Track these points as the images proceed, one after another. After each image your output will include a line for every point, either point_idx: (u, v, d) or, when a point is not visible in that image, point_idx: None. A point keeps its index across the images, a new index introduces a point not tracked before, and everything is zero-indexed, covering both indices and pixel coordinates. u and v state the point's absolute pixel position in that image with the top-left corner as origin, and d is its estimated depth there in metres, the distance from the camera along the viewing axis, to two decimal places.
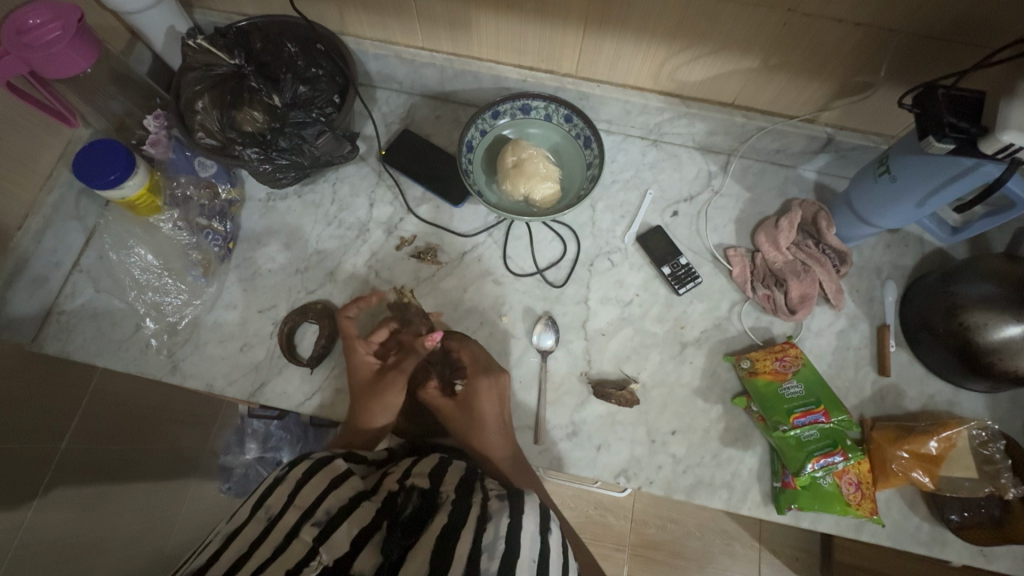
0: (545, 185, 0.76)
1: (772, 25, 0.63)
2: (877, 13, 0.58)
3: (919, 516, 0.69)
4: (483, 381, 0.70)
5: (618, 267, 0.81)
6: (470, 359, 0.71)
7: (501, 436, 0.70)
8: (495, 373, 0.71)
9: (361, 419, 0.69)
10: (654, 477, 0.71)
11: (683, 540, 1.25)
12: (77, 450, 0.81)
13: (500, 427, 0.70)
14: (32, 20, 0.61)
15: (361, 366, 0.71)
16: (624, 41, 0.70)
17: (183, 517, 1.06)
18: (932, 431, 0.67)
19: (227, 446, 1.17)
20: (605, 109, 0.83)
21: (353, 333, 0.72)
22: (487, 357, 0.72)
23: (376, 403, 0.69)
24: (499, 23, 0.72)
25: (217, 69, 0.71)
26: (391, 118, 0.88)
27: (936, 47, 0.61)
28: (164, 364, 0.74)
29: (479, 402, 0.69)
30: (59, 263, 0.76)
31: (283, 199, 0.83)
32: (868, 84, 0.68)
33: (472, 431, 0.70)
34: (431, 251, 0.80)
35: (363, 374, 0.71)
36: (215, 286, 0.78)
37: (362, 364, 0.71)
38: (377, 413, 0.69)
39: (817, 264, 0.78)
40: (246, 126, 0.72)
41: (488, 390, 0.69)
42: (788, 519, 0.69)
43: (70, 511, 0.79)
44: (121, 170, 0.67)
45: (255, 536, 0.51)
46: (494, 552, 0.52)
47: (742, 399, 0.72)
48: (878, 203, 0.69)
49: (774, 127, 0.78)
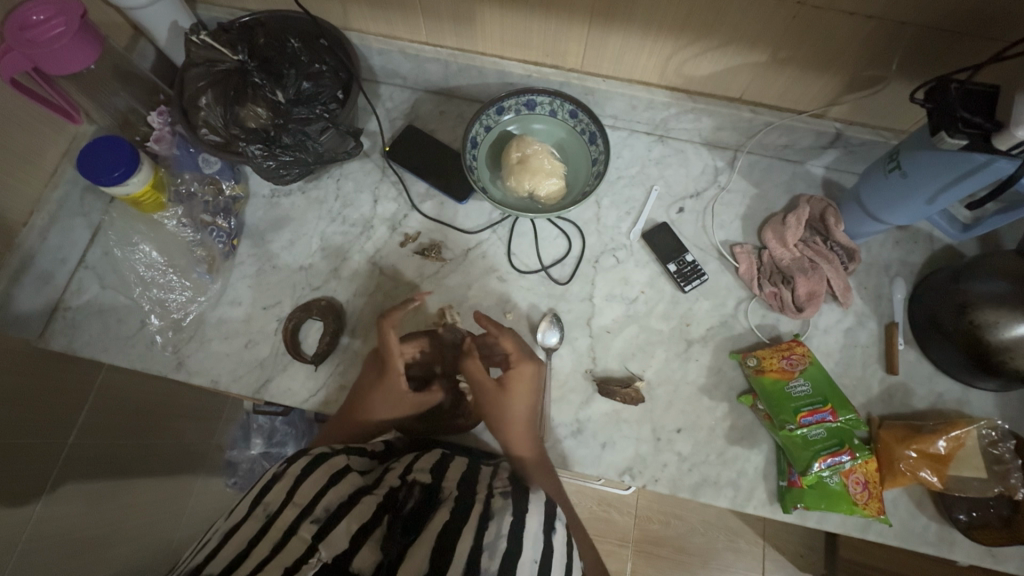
0: (551, 181, 0.75)
1: (781, 19, 0.62)
2: (888, 6, 0.57)
3: (926, 515, 0.69)
4: (527, 365, 0.69)
5: (624, 264, 0.80)
6: (512, 347, 0.69)
7: (527, 435, 0.68)
8: (537, 361, 0.70)
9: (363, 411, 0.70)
10: (658, 476, 0.70)
11: (687, 536, 1.25)
12: (86, 445, 0.81)
13: (530, 425, 0.69)
14: (37, 17, 0.60)
15: (398, 381, 0.68)
16: (631, 36, 0.69)
17: (190, 512, 1.07)
18: (941, 430, 0.67)
19: (233, 441, 1.18)
20: (610, 104, 0.82)
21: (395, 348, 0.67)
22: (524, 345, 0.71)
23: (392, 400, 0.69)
24: (504, 17, 0.71)
25: (220, 65, 0.71)
26: (396, 113, 0.87)
27: (950, 39, 0.60)
28: (169, 361, 0.75)
29: (515, 393, 0.68)
30: (65, 260, 0.76)
31: (287, 195, 0.83)
32: (879, 78, 0.67)
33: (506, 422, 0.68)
34: (435, 248, 0.80)
35: (398, 388, 0.69)
36: (220, 282, 0.78)
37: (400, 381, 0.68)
38: (376, 408, 0.70)
39: (826, 261, 0.77)
40: (250, 123, 0.71)
41: (527, 378, 0.69)
42: (793, 518, 0.69)
43: (78, 505, 0.80)
44: (125, 166, 0.67)
45: (252, 533, 0.51)
46: (496, 550, 0.52)
47: (748, 396, 0.72)
48: (887, 200, 0.69)
49: (783, 123, 0.77)
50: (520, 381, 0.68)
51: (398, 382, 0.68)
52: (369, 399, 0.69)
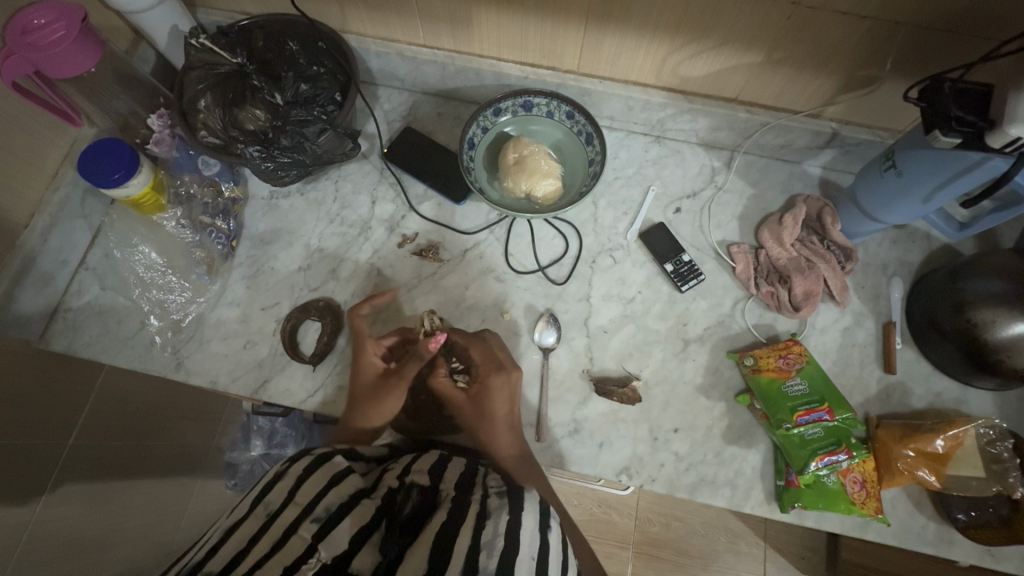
0: (547, 181, 0.76)
1: (775, 19, 0.62)
2: (882, 5, 0.57)
3: (925, 515, 0.68)
4: (496, 377, 0.70)
5: (620, 264, 0.80)
6: (481, 357, 0.71)
7: (508, 436, 0.69)
8: (507, 369, 0.70)
9: (355, 417, 0.70)
10: (656, 475, 0.70)
11: (688, 538, 1.24)
12: (86, 446, 0.82)
13: (510, 426, 0.70)
14: (37, 21, 0.61)
15: (367, 364, 0.70)
16: (625, 37, 0.70)
17: (190, 513, 1.08)
18: (939, 429, 0.67)
19: (233, 443, 1.19)
20: (607, 105, 0.82)
21: (365, 332, 0.71)
22: (506, 353, 0.72)
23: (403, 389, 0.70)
24: (500, 21, 0.72)
25: (219, 68, 0.72)
26: (393, 115, 0.88)
27: (944, 39, 0.60)
28: (168, 361, 0.75)
29: (490, 400, 0.69)
30: (66, 261, 0.76)
31: (286, 197, 0.83)
32: (874, 78, 0.68)
33: (480, 424, 0.70)
34: (433, 249, 0.80)
35: (368, 375, 0.70)
36: (219, 283, 0.79)
37: (369, 364, 0.70)
38: (376, 414, 0.70)
39: (823, 260, 0.77)
40: (248, 124, 0.72)
41: (499, 387, 0.70)
42: (792, 518, 0.69)
43: (78, 506, 0.81)
44: (125, 169, 0.68)
45: (253, 532, 0.52)
46: (493, 549, 0.52)
47: (746, 396, 0.72)
48: (884, 199, 0.68)
49: (779, 123, 0.77)
50: (497, 392, 0.70)
51: (367, 366, 0.70)
52: (358, 400, 0.70)
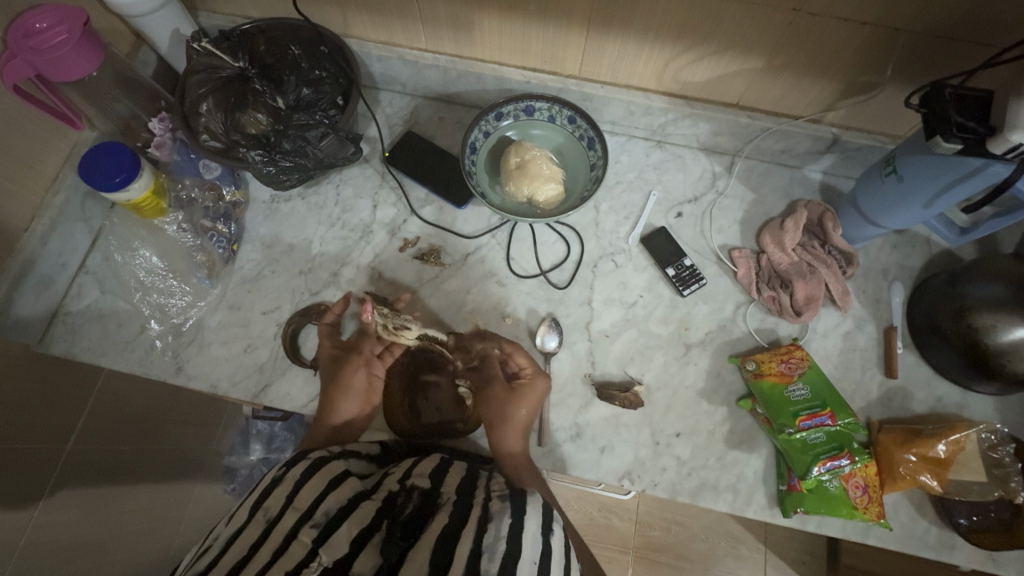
0: (549, 186, 0.76)
1: (777, 26, 0.62)
2: (882, 13, 0.58)
3: (927, 519, 0.68)
4: (539, 382, 0.70)
5: (622, 268, 0.80)
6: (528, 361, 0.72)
7: (522, 436, 0.69)
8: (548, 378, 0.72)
9: (325, 413, 0.71)
10: (658, 480, 0.70)
11: (688, 542, 1.24)
12: (84, 450, 0.81)
13: (523, 429, 0.69)
14: (38, 24, 0.61)
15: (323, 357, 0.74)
16: (626, 44, 0.70)
17: (189, 517, 1.07)
18: (940, 434, 0.67)
19: (232, 447, 1.18)
20: (608, 110, 0.83)
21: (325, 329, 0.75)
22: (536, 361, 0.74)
23: (360, 361, 0.74)
24: (504, 24, 0.72)
25: (221, 71, 0.71)
26: (395, 119, 0.88)
27: (942, 46, 0.60)
28: (168, 366, 0.75)
29: (513, 405, 0.69)
30: (65, 265, 0.76)
31: (287, 201, 0.83)
32: (874, 83, 0.68)
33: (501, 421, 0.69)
34: (434, 253, 0.80)
35: (328, 367, 0.73)
36: (219, 287, 0.78)
37: (326, 356, 0.74)
38: (339, 402, 0.72)
39: (823, 265, 0.78)
40: (251, 128, 0.72)
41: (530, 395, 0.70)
42: (794, 523, 0.68)
43: (76, 511, 0.80)
44: (127, 172, 0.67)
45: (253, 538, 0.52)
46: (495, 552, 0.52)
47: (747, 400, 0.72)
48: (883, 205, 0.69)
49: (780, 128, 0.77)
50: (531, 394, 0.70)
51: (326, 357, 0.74)
52: (326, 396, 0.72)
